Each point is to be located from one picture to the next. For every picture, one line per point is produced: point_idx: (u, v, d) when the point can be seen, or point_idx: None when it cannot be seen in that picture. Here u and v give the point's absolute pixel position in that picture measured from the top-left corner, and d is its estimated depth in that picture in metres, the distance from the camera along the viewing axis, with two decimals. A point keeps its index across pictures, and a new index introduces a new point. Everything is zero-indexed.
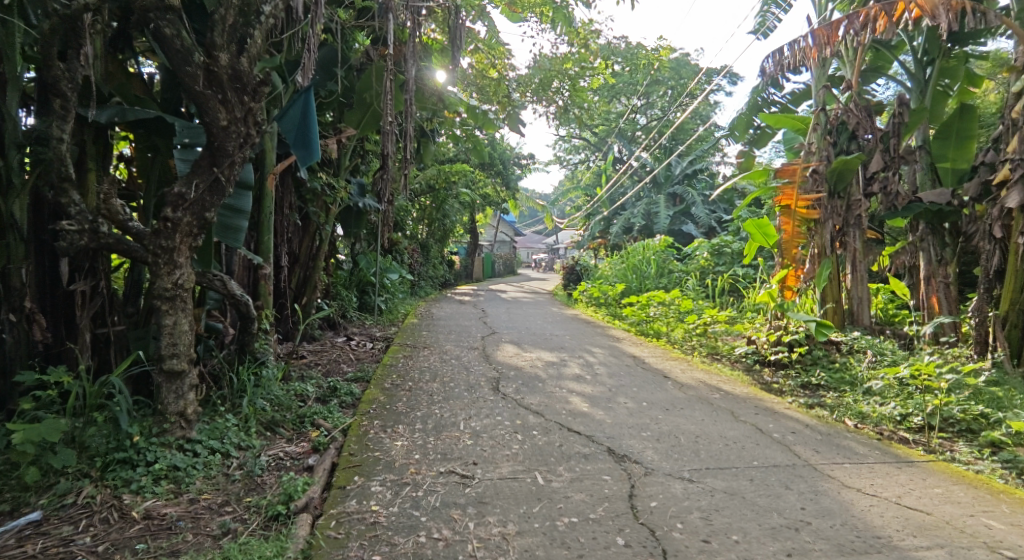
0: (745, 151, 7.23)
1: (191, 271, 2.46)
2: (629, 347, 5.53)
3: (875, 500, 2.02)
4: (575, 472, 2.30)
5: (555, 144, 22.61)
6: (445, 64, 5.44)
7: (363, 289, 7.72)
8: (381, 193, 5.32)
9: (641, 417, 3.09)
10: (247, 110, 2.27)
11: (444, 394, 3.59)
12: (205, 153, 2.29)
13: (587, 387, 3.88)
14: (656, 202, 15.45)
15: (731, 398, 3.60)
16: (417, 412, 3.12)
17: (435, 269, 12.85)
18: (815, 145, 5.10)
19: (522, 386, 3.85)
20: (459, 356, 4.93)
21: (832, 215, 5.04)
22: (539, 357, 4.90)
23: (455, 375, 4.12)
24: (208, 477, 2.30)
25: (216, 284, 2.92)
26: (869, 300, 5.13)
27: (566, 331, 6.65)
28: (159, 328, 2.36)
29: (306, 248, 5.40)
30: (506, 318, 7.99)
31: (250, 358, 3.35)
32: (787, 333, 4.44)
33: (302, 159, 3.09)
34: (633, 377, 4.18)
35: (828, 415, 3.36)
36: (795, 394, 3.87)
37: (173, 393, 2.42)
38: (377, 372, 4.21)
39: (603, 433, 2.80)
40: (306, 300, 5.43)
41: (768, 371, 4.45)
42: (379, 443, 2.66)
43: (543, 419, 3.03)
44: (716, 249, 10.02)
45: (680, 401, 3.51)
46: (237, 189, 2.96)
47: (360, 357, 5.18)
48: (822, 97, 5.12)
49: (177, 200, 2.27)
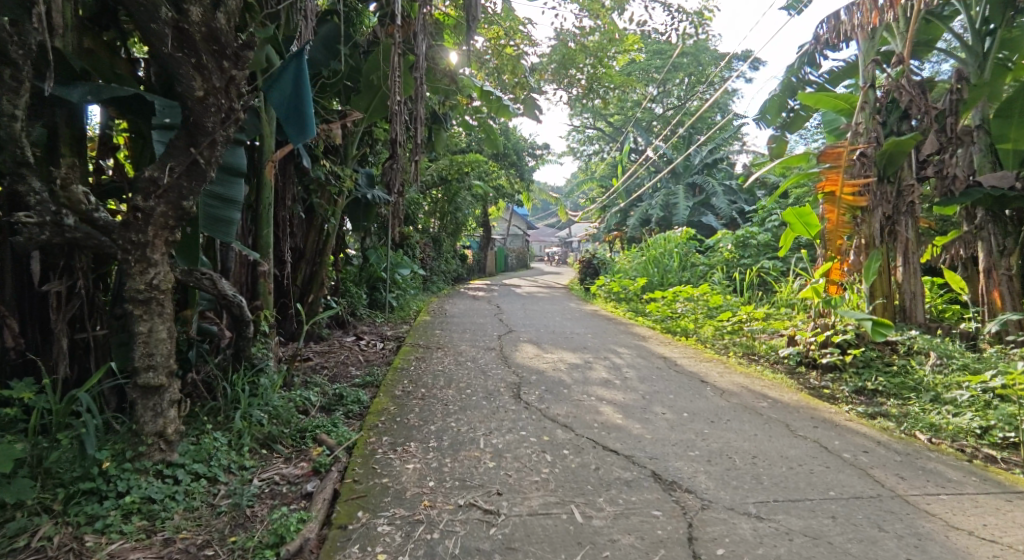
0: (778, 136, 6.84)
1: (169, 270, 2.11)
2: (658, 347, 5.16)
3: (996, 550, 1.64)
4: (618, 505, 1.95)
5: (569, 135, 22.19)
6: (459, 43, 5.09)
7: (374, 285, 7.42)
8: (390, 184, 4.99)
9: (684, 433, 2.72)
10: (229, 78, 1.92)
11: (461, 403, 3.25)
12: (181, 131, 1.95)
13: (617, 394, 3.51)
14: (675, 193, 14.98)
15: (780, 407, 3.22)
16: (431, 426, 2.78)
17: (448, 263, 12.54)
18: (863, 126, 4.70)
19: (546, 393, 3.50)
20: (475, 358, 4.59)
21: (882, 202, 4.67)
22: (561, 359, 4.55)
23: (472, 380, 3.78)
24: (189, 510, 1.97)
25: (204, 284, 2.59)
26: (922, 294, 4.72)
27: (587, 329, 6.29)
28: (132, 336, 2.03)
29: (313, 242, 5.09)
30: (522, 314, 7.65)
31: (247, 365, 3.02)
32: (837, 333, 4.03)
33: (296, 136, 2.76)
34: (666, 381, 3.81)
35: (895, 427, 2.97)
36: (850, 402, 3.48)
37: (151, 411, 2.08)
38: (388, 377, 3.88)
39: (644, 453, 2.44)
40: (313, 297, 5.10)
41: (815, 375, 4.04)
42: (388, 467, 2.31)
43: (573, 435, 2.67)
44: (741, 241, 9.59)
45: (724, 410, 3.13)
46: (227, 177, 2.67)
47: (370, 359, 4.85)
48: (870, 72, 4.70)
49: (149, 185, 1.93)
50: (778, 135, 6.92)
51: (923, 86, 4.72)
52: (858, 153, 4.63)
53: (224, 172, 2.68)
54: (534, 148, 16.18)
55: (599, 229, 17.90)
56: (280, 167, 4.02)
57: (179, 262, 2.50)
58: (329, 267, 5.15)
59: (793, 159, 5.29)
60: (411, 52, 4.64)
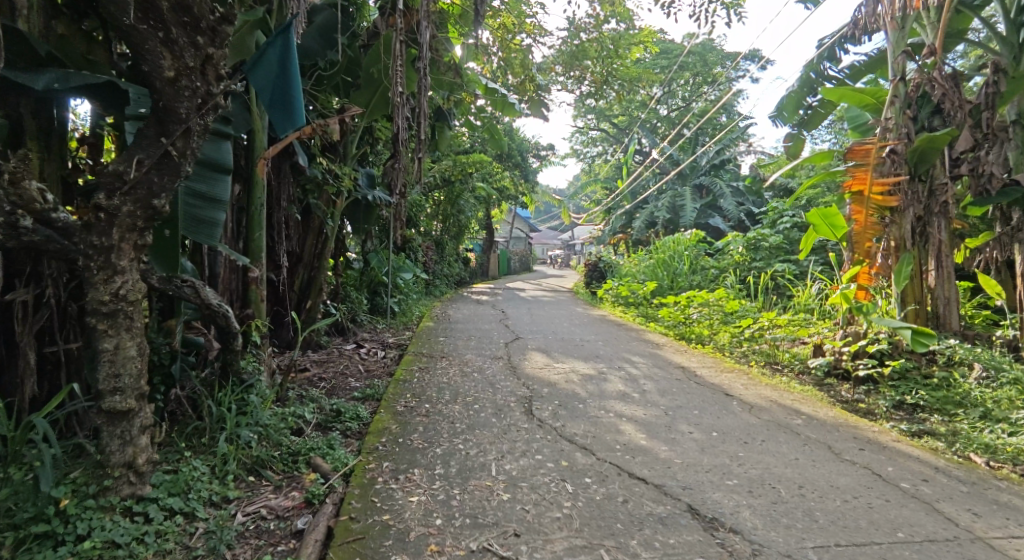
0: (795, 134, 6.63)
1: (140, 278, 1.85)
2: (674, 356, 4.89)
3: None
4: (656, 550, 1.69)
5: (572, 138, 21.97)
6: (466, 36, 4.86)
7: (375, 290, 7.17)
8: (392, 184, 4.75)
9: (717, 456, 2.45)
10: (205, 57, 1.66)
11: (469, 420, 2.99)
12: (150, 118, 1.69)
13: (636, 409, 3.25)
14: (681, 194, 14.76)
15: (816, 425, 2.96)
16: (437, 449, 2.52)
17: (451, 267, 12.28)
18: (893, 121, 4.49)
19: (560, 408, 3.25)
20: (481, 368, 4.33)
21: (914, 202, 4.40)
22: (572, 369, 4.29)
23: (480, 394, 3.52)
24: (160, 555, 1.69)
25: (186, 292, 2.34)
26: (958, 301, 4.41)
27: (597, 336, 6.02)
28: (96, 354, 1.76)
29: (311, 246, 4.88)
30: (528, 320, 7.39)
31: (236, 381, 2.76)
32: (871, 343, 3.76)
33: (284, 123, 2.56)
34: (688, 395, 3.54)
35: (947, 448, 2.70)
36: (891, 418, 3.21)
37: (118, 439, 1.81)
38: (389, 390, 3.62)
39: (675, 482, 2.18)
40: (311, 304, 4.87)
41: (846, 387, 3.77)
42: (390, 499, 2.05)
43: (595, 460, 2.41)
44: (752, 244, 9.33)
45: (756, 429, 2.87)
46: (212, 174, 2.44)
47: (371, 368, 4.60)
48: (900, 65, 4.48)
49: (113, 181, 1.67)
50: (794, 134, 6.73)
51: (955, 79, 4.48)
52: (888, 151, 4.43)
53: (206, 169, 2.43)
54: (538, 149, 15.95)
55: (603, 232, 17.64)
56: (276, 165, 3.80)
57: (157, 269, 2.25)
58: (327, 274, 4.93)
59: (817, 158, 4.99)
60: (413, 46, 4.40)
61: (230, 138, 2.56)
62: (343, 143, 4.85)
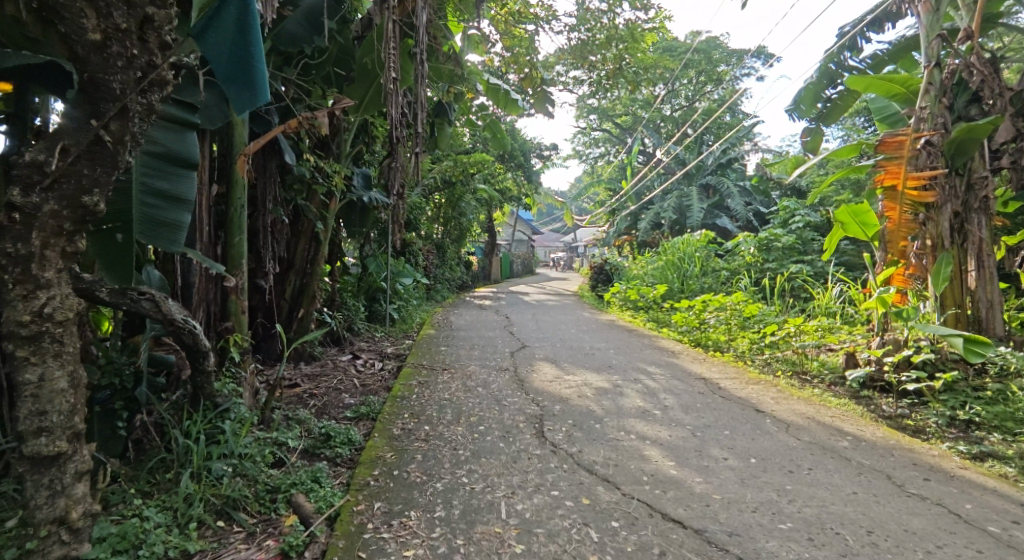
0: (813, 128, 6.30)
1: (76, 295, 1.52)
2: (693, 366, 4.56)
3: None
4: None
5: (575, 138, 21.65)
6: (467, 24, 4.56)
7: (373, 296, 6.85)
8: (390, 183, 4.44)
9: (761, 490, 2.12)
10: (145, 18, 1.36)
11: (473, 445, 2.66)
12: (78, 97, 1.37)
13: (660, 430, 2.92)
14: (688, 194, 14.46)
15: (865, 447, 2.62)
16: (437, 485, 2.19)
17: (452, 271, 11.95)
18: (928, 110, 4.14)
19: (575, 429, 2.92)
20: (486, 381, 4.01)
21: (951, 196, 4.10)
22: (584, 382, 3.96)
23: (486, 412, 3.19)
24: None
25: (145, 307, 2.02)
26: (1001, 304, 4.06)
27: (607, 343, 5.70)
28: (15, 389, 1.42)
29: (302, 251, 4.62)
30: (534, 325, 7.07)
31: (209, 405, 2.43)
32: (917, 353, 3.42)
33: (246, 104, 2.09)
34: (715, 413, 3.21)
35: (1020, 475, 2.36)
36: (944, 438, 2.88)
37: (45, 490, 1.48)
38: (385, 409, 3.30)
39: (718, 525, 1.85)
40: (304, 313, 4.61)
41: (888, 401, 3.44)
42: (382, 554, 1.73)
43: (620, 497, 2.08)
44: (764, 245, 9.01)
45: (799, 454, 2.53)
46: (175, 168, 2.12)
47: (367, 382, 4.28)
48: (935, 50, 4.13)
49: (29, 173, 1.34)
50: (812, 128, 6.42)
51: (995, 64, 4.15)
52: (924, 142, 4.07)
53: (168, 162, 2.11)
54: (541, 149, 15.62)
55: (607, 233, 17.33)
56: (259, 164, 3.51)
57: (108, 281, 1.95)
58: (321, 279, 4.67)
59: (841, 152, 4.65)
60: (410, 35, 4.09)
61: (197, 129, 2.25)
62: (336, 140, 4.54)
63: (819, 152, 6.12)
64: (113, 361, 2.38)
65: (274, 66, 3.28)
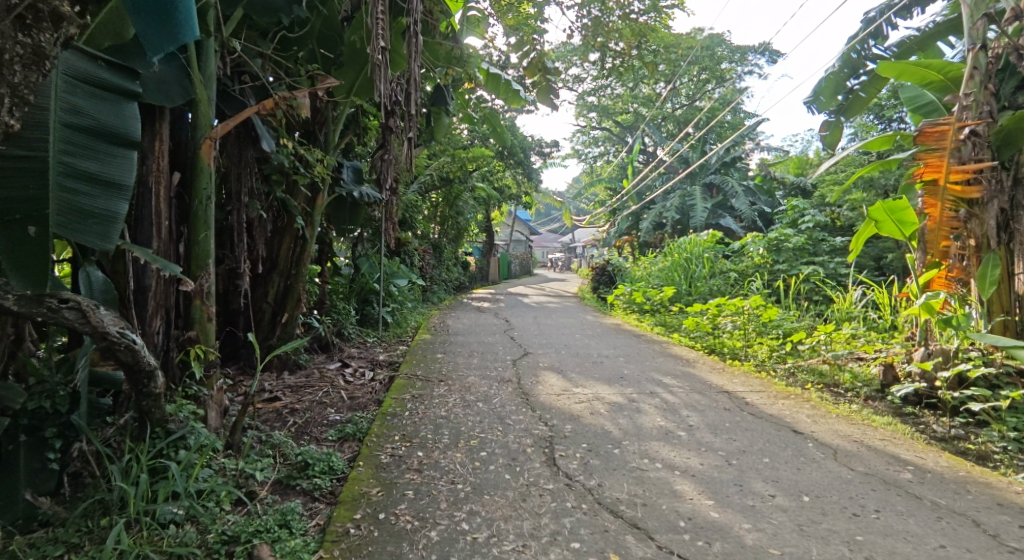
0: (832, 122, 6.01)
1: None
2: (712, 377, 4.18)
3: None
4: None
5: (574, 137, 21.29)
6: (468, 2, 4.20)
7: (365, 299, 6.46)
8: (383, 177, 4.06)
9: (827, 542, 1.75)
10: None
11: (475, 477, 2.28)
12: None
13: (689, 456, 2.55)
14: (690, 194, 14.11)
15: (933, 481, 2.25)
16: (433, 534, 1.82)
17: (449, 272, 11.58)
18: (972, 97, 3.77)
19: (592, 456, 2.54)
20: (487, 394, 3.64)
21: (998, 192, 3.72)
22: (596, 396, 3.58)
23: (489, 434, 2.81)
24: None
25: (67, 316, 1.67)
26: None
27: (615, 350, 5.33)
28: None
29: (286, 251, 4.29)
30: (536, 330, 6.69)
31: (159, 433, 2.05)
32: (975, 369, 3.06)
33: (161, 42, 1.85)
34: (748, 435, 2.83)
35: None
36: (1016, 467, 2.51)
37: None
38: (374, 430, 2.92)
39: None
40: (288, 317, 4.25)
41: (939, 421, 3.07)
42: None
43: (655, 552, 1.71)
44: (773, 245, 8.67)
45: (858, 489, 2.16)
46: (110, 146, 1.81)
47: (355, 394, 3.90)
48: (979, 31, 3.77)
49: None
50: (833, 121, 6.14)
51: None
52: (967, 132, 3.70)
53: (101, 138, 1.81)
54: (541, 147, 15.23)
55: (608, 234, 16.98)
56: (232, 152, 3.14)
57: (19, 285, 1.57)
58: (306, 281, 4.33)
59: (874, 143, 4.31)
60: (403, 12, 3.71)
61: (138, 101, 1.95)
62: (323, 130, 4.21)
63: (840, 146, 5.85)
64: (45, 381, 1.98)
65: (247, 39, 2.89)
